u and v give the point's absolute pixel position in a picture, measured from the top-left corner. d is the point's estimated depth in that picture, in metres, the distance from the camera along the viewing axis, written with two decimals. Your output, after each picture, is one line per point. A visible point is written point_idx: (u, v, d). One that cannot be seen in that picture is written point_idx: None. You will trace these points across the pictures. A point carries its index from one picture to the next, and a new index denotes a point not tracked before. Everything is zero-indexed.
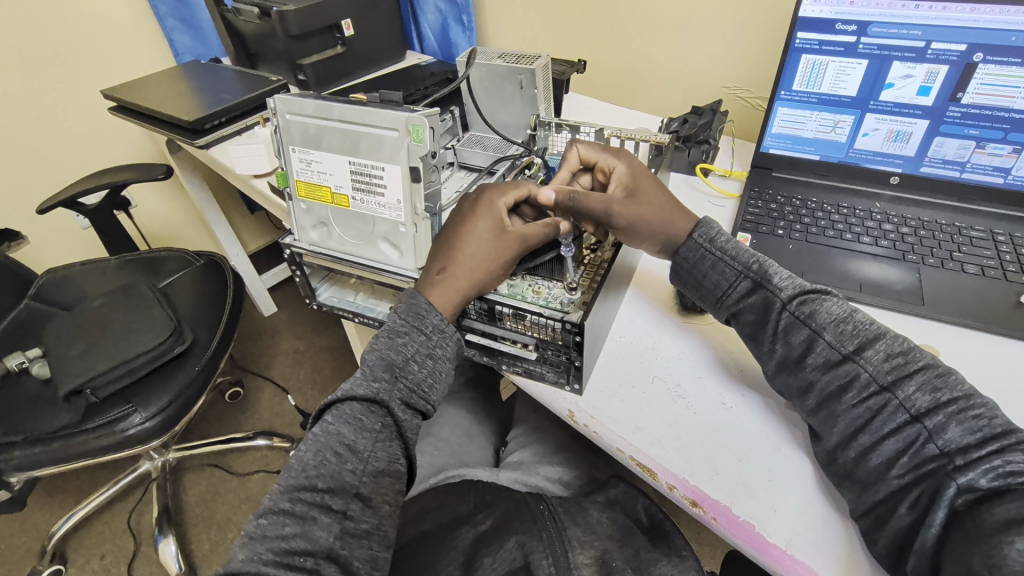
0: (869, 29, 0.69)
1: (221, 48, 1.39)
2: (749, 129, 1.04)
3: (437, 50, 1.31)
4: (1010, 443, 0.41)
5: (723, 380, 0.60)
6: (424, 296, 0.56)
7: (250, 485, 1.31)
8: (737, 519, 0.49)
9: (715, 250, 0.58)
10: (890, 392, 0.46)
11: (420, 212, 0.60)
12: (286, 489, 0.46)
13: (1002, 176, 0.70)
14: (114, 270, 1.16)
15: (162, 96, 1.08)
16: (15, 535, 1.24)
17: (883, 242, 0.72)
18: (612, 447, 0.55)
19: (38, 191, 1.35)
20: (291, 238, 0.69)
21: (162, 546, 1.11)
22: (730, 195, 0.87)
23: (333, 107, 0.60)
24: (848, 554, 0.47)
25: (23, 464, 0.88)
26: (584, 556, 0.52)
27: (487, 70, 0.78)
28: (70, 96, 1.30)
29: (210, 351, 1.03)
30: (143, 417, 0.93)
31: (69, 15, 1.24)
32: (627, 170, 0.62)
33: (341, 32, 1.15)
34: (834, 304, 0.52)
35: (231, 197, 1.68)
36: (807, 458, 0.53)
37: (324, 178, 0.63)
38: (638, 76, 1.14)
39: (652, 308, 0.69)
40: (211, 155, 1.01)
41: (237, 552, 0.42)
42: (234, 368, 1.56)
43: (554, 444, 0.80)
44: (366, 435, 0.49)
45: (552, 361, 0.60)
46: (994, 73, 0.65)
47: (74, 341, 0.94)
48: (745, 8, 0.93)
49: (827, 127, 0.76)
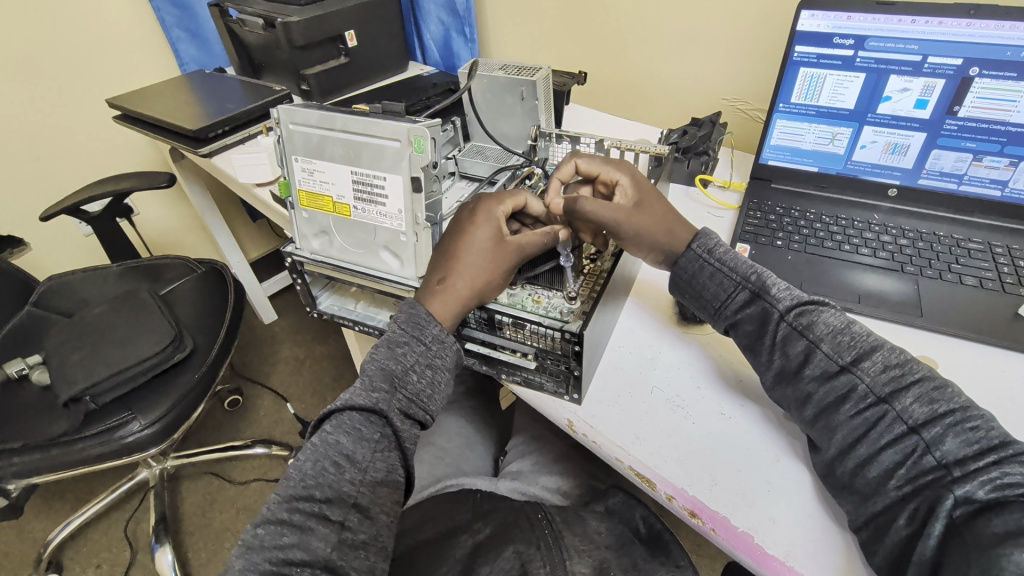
0: (866, 43, 0.70)
1: (226, 59, 1.40)
2: (749, 141, 1.05)
3: (439, 61, 1.33)
4: (1007, 455, 0.42)
5: (723, 390, 0.60)
6: (424, 306, 0.56)
7: (249, 493, 1.30)
8: (736, 530, 0.49)
9: (714, 260, 0.58)
10: (888, 404, 0.46)
11: (420, 221, 0.61)
12: (284, 499, 0.46)
13: (1000, 189, 0.71)
14: (116, 277, 1.16)
15: (167, 104, 1.09)
16: (11, 543, 1.23)
17: (881, 254, 0.73)
18: (612, 458, 0.55)
19: (39, 198, 1.36)
20: (291, 246, 0.69)
21: (158, 555, 1.10)
22: (730, 207, 0.87)
23: (336, 117, 0.60)
24: (848, 567, 0.46)
25: (21, 472, 0.87)
26: (582, 564, 0.52)
27: (488, 81, 0.79)
28: (74, 102, 1.31)
29: (210, 359, 1.03)
30: (141, 425, 0.92)
31: (73, 23, 1.25)
32: (629, 182, 0.63)
33: (345, 42, 1.17)
34: (832, 316, 0.52)
35: (233, 204, 1.69)
36: (807, 469, 0.53)
37: (326, 187, 0.64)
38: (638, 88, 1.15)
39: (652, 318, 0.69)
40: (214, 162, 1.02)
41: (235, 561, 0.43)
42: (234, 375, 1.56)
43: (554, 454, 0.80)
44: (366, 444, 0.49)
45: (552, 371, 0.60)
46: (991, 86, 0.66)
47: (74, 349, 0.95)
48: (746, 19, 0.94)
49: (825, 139, 0.77)
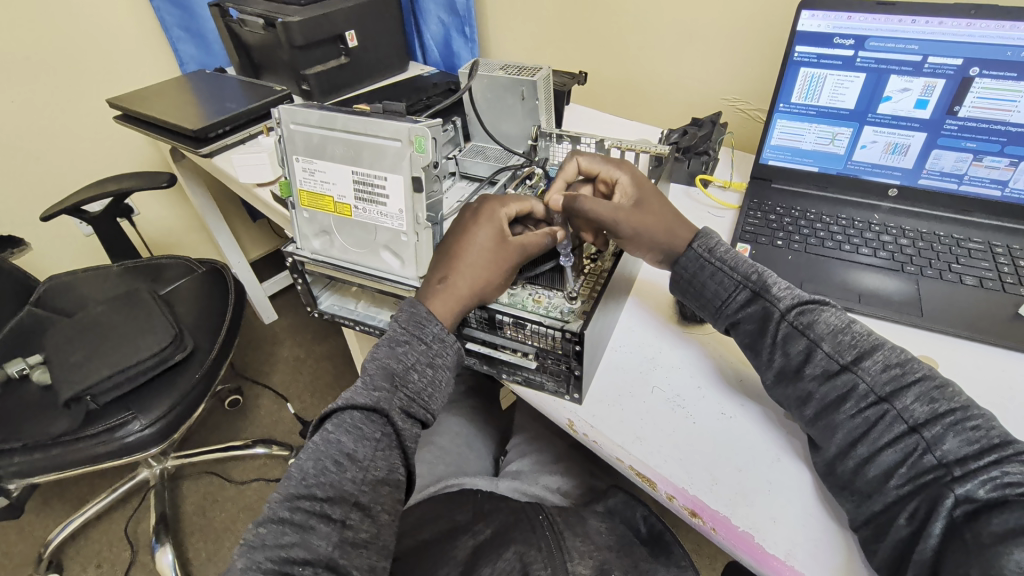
0: (866, 43, 0.70)
1: (227, 59, 1.40)
2: (749, 141, 1.06)
3: (439, 61, 1.33)
4: (1007, 454, 0.42)
5: (723, 390, 0.60)
6: (424, 305, 0.56)
7: (249, 493, 1.31)
8: (737, 530, 0.49)
9: (715, 260, 0.58)
10: (888, 403, 0.47)
11: (421, 221, 0.61)
12: (286, 497, 0.46)
13: (999, 189, 0.71)
14: (116, 277, 1.16)
15: (168, 104, 1.09)
16: (11, 543, 1.23)
17: (882, 253, 0.73)
18: (612, 457, 0.55)
19: (39, 197, 1.36)
20: (292, 246, 0.69)
21: (158, 555, 1.10)
22: (730, 207, 0.87)
23: (337, 117, 0.61)
24: (848, 566, 0.46)
25: (22, 471, 0.87)
26: (583, 565, 0.52)
27: (489, 81, 0.79)
28: (74, 101, 1.32)
29: (211, 359, 1.03)
30: (142, 424, 0.92)
31: (74, 22, 1.25)
32: (629, 181, 0.63)
33: (345, 42, 1.17)
34: (833, 315, 0.52)
35: (233, 204, 1.69)
36: (807, 469, 0.53)
37: (327, 187, 0.64)
38: (638, 89, 1.16)
39: (652, 318, 0.69)
40: (214, 162, 1.02)
41: (236, 560, 0.43)
42: (234, 375, 1.56)
43: (554, 454, 0.80)
44: (366, 443, 0.49)
45: (552, 370, 0.60)
46: (991, 86, 0.66)
47: (75, 349, 0.95)
48: (746, 19, 0.94)
49: (825, 139, 0.77)
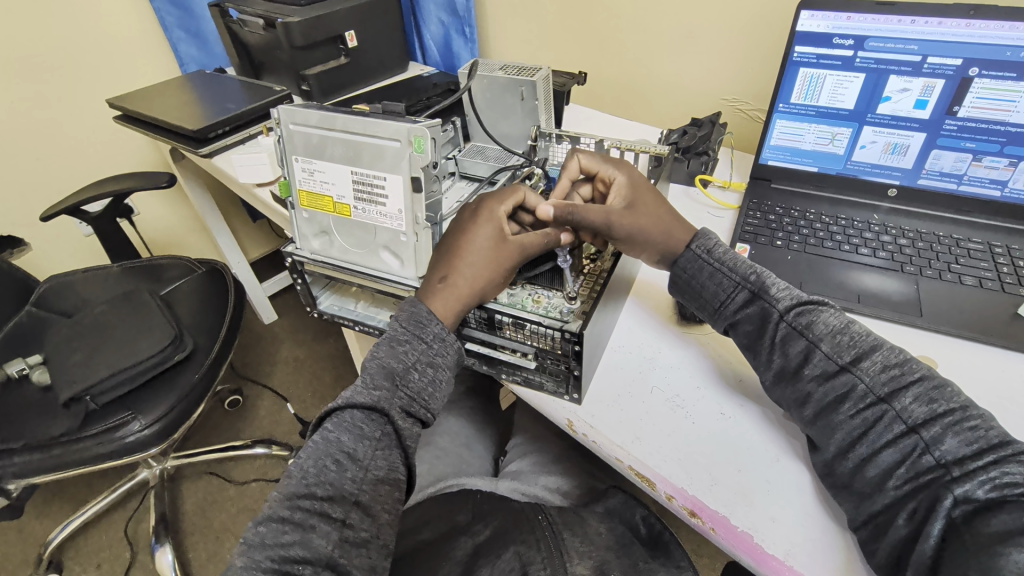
0: (866, 43, 0.70)
1: (227, 59, 1.40)
2: (749, 141, 1.06)
3: (438, 61, 1.33)
4: (1006, 455, 0.42)
5: (723, 390, 0.61)
6: (424, 304, 0.57)
7: (249, 493, 1.31)
8: (736, 529, 0.49)
9: (713, 260, 0.58)
10: (887, 403, 0.47)
11: (421, 221, 0.61)
12: (286, 496, 0.46)
13: (999, 189, 0.71)
14: (116, 277, 1.16)
15: (168, 104, 1.09)
16: (11, 543, 1.23)
17: (881, 254, 0.73)
18: (612, 457, 0.55)
19: (39, 198, 1.36)
20: (292, 247, 0.69)
21: (158, 555, 1.10)
22: (730, 207, 0.87)
23: (337, 117, 0.61)
24: (847, 566, 0.46)
25: (22, 471, 0.87)
26: (583, 566, 0.52)
27: (488, 81, 0.79)
28: (74, 101, 1.32)
29: (211, 359, 1.03)
30: (142, 425, 0.92)
31: (74, 22, 1.25)
32: (625, 182, 0.63)
33: (345, 43, 1.17)
34: (831, 315, 0.52)
35: (233, 205, 1.69)
36: (807, 469, 0.53)
37: (327, 187, 0.64)
38: (638, 89, 1.16)
39: (652, 318, 0.69)
40: (214, 162, 1.02)
41: (236, 559, 0.43)
42: (234, 375, 1.56)
43: (554, 454, 0.80)
44: (366, 443, 0.49)
45: (552, 370, 0.60)
46: (991, 87, 0.66)
47: (74, 350, 0.95)
48: (746, 18, 0.94)
49: (825, 139, 0.77)
